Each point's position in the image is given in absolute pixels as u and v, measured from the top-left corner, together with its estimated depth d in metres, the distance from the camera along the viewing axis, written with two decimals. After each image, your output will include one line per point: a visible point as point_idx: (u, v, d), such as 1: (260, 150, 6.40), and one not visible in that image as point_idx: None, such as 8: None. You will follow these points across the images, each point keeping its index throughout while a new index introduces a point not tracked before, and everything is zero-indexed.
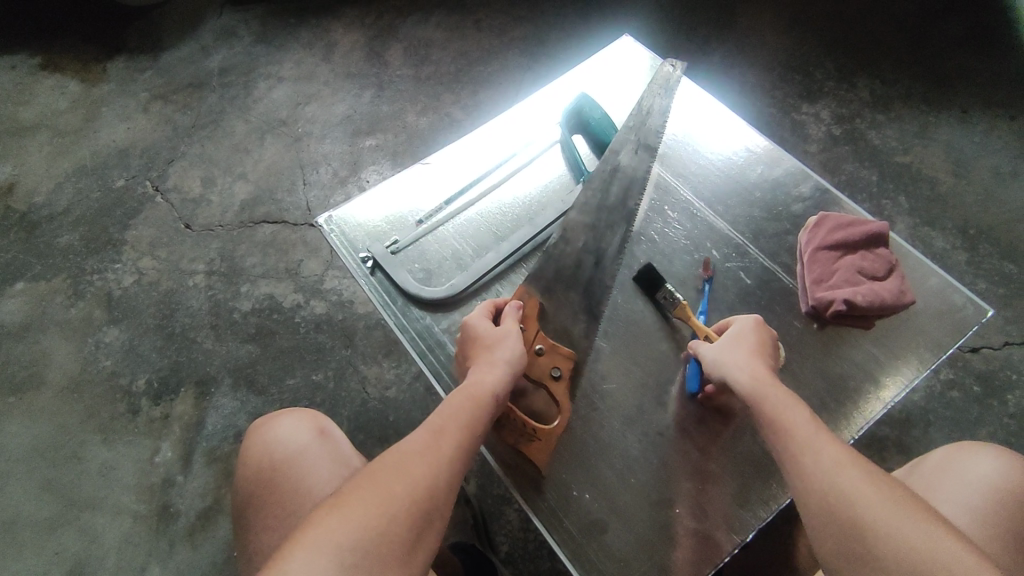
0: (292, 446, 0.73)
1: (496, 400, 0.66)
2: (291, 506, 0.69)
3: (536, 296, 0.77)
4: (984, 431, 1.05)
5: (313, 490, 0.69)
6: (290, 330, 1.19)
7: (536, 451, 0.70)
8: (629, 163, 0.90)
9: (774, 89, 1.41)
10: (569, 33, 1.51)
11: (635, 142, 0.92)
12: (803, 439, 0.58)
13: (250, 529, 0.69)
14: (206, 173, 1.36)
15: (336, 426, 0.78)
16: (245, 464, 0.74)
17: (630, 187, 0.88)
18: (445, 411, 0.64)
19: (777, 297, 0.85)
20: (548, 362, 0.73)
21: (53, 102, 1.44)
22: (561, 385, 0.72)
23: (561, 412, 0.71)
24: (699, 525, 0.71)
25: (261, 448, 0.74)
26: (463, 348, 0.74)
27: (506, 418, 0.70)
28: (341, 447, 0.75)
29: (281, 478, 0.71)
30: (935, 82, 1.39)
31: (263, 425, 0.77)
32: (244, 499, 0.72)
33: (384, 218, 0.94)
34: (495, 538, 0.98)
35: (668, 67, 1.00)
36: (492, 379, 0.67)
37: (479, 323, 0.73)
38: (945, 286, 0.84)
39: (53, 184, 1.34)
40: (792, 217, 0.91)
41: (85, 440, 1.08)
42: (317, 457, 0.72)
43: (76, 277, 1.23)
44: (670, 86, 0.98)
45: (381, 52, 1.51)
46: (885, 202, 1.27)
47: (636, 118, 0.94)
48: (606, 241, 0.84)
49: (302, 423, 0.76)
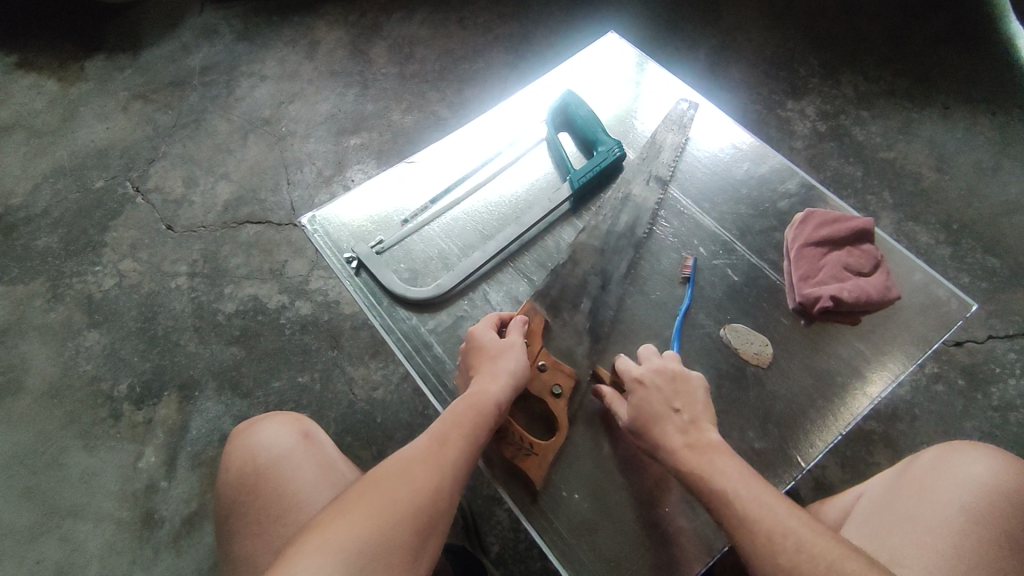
0: (276, 450, 0.72)
1: (498, 408, 0.66)
2: (275, 511, 0.67)
3: (542, 312, 0.79)
4: (968, 424, 1.06)
5: (298, 495, 0.68)
6: (275, 331, 1.17)
7: (533, 466, 0.71)
8: (641, 194, 0.90)
9: (759, 85, 1.42)
10: (555, 30, 1.50)
11: (647, 174, 0.92)
12: (725, 484, 0.58)
13: (233, 536, 0.68)
14: (188, 173, 1.34)
15: (321, 430, 0.77)
16: (227, 470, 0.72)
17: (639, 217, 0.88)
18: (448, 417, 0.64)
19: (764, 294, 0.85)
20: (550, 379, 0.74)
21: (30, 102, 1.42)
22: (562, 403, 0.74)
23: (560, 429, 0.73)
24: (690, 524, 0.70)
25: (244, 453, 0.72)
26: (465, 357, 0.74)
27: (506, 431, 0.72)
28: (327, 452, 0.74)
29: (265, 482, 0.69)
30: (917, 78, 1.40)
31: (245, 430, 0.76)
32: (227, 504, 0.70)
33: (368, 217, 0.93)
34: (485, 538, 0.98)
35: (682, 105, 0.99)
36: (495, 388, 0.67)
37: (481, 333, 0.74)
38: (929, 281, 0.84)
39: (30, 186, 1.31)
40: (778, 213, 0.91)
41: (65, 446, 1.06)
42: (301, 461, 0.71)
43: (54, 279, 1.21)
44: (684, 123, 0.97)
45: (365, 50, 1.50)
46: (870, 197, 1.28)
47: (648, 150, 0.94)
48: (612, 265, 0.84)
49: (286, 427, 0.74)
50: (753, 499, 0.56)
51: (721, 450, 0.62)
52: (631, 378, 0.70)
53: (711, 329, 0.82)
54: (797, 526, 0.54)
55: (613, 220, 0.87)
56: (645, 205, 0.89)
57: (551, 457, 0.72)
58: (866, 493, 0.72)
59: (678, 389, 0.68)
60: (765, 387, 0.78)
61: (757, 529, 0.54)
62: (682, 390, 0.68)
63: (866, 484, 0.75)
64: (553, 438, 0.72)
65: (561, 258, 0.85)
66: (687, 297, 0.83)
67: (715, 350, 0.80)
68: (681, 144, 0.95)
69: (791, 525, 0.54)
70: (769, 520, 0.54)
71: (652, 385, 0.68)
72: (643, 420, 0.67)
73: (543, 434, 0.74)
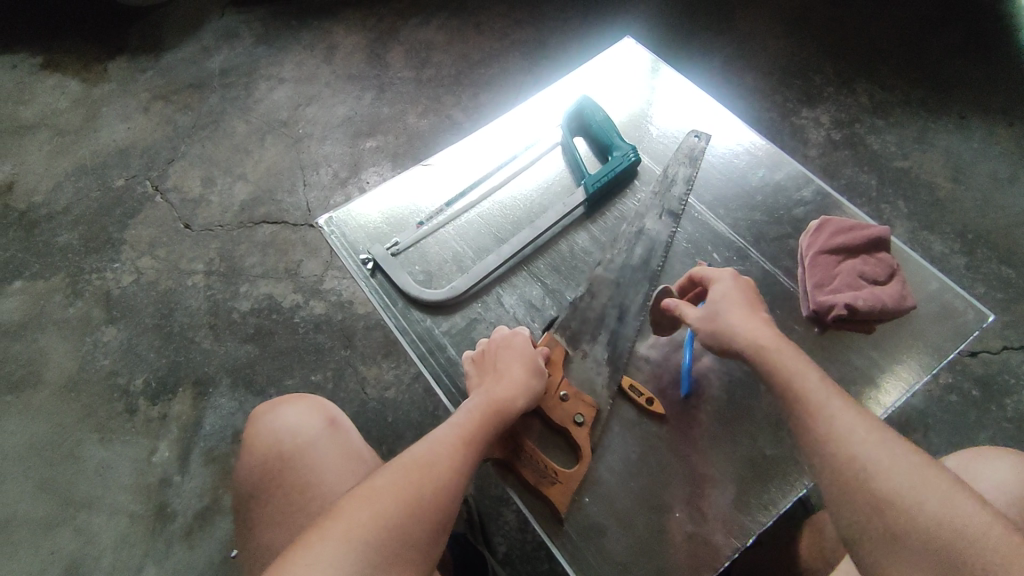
0: (301, 437, 0.72)
1: (513, 415, 0.67)
2: (300, 500, 0.68)
3: (562, 343, 0.78)
4: (982, 435, 1.05)
5: (325, 485, 0.69)
6: (289, 330, 1.18)
7: (556, 494, 0.70)
8: (654, 228, 0.88)
9: (773, 93, 1.42)
10: (570, 37, 1.51)
11: (660, 209, 0.89)
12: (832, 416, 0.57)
13: (256, 521, 0.69)
14: (206, 173, 1.36)
15: (345, 417, 0.78)
16: (250, 453, 0.73)
17: (655, 247, 0.86)
18: (471, 416, 0.65)
19: (778, 302, 0.85)
20: (571, 408, 0.74)
21: (54, 102, 1.44)
22: (583, 432, 0.73)
23: (582, 459, 0.72)
24: (699, 530, 0.70)
25: (267, 438, 0.73)
26: (483, 358, 0.75)
27: (528, 459, 0.72)
28: (352, 439, 0.74)
29: (290, 469, 0.70)
30: (934, 88, 1.39)
31: (266, 412, 0.76)
32: (249, 490, 0.71)
33: (385, 219, 0.94)
34: (493, 539, 0.98)
35: (693, 138, 0.95)
36: (515, 396, 0.68)
37: (515, 338, 0.75)
38: (944, 291, 0.84)
39: (52, 183, 1.34)
40: (793, 221, 0.91)
41: (82, 439, 1.08)
42: (326, 449, 0.72)
43: (74, 276, 1.23)
44: (696, 156, 0.94)
45: (382, 54, 1.51)
46: (884, 206, 1.28)
47: (660, 185, 0.91)
48: (629, 299, 0.82)
49: (311, 412, 0.75)
50: (836, 405, 0.57)
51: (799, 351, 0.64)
52: (726, 273, 0.73)
53: None
54: (879, 433, 0.55)
55: (628, 253, 0.86)
56: (661, 232, 0.88)
57: (574, 486, 0.71)
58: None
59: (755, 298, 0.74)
60: None
61: (863, 453, 0.53)
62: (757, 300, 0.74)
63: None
64: (576, 467, 0.72)
65: (580, 289, 0.84)
66: None
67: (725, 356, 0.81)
68: (693, 178, 0.92)
69: (895, 454, 0.53)
70: (875, 455, 0.53)
71: (744, 283, 0.72)
72: (734, 300, 0.69)
73: (566, 461, 0.74)
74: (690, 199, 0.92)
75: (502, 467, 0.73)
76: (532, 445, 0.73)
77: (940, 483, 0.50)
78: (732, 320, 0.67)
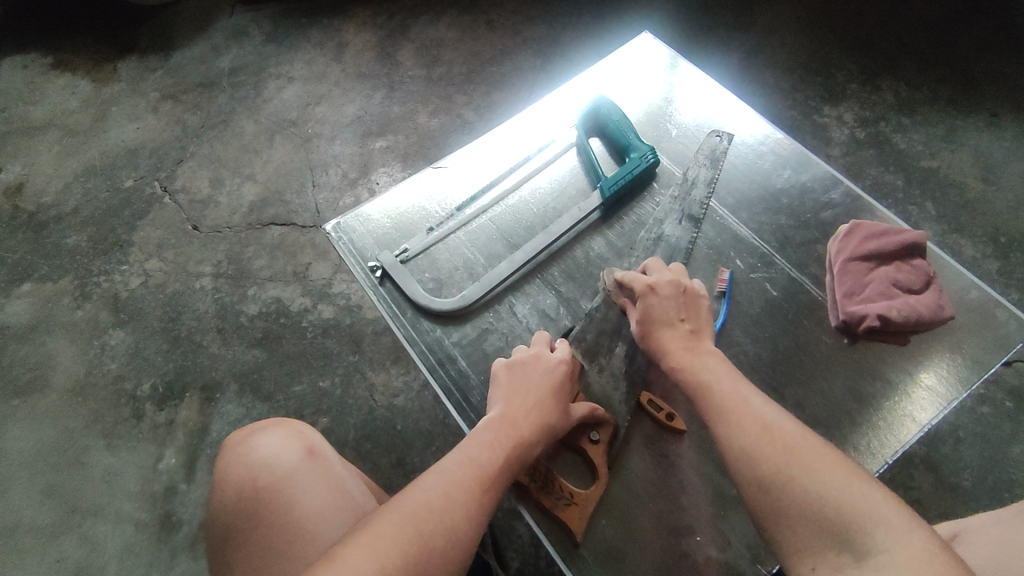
0: (278, 470, 0.66)
1: (530, 449, 0.63)
2: (277, 543, 0.61)
3: (579, 357, 0.75)
4: (1017, 449, 1.00)
5: (304, 524, 0.62)
6: (297, 334, 1.16)
7: (574, 517, 0.68)
8: (673, 234, 0.84)
9: (794, 91, 1.37)
10: (585, 33, 1.48)
11: (679, 212, 0.86)
12: (731, 415, 0.55)
13: (230, 566, 0.62)
14: (215, 174, 1.34)
15: (326, 443, 0.72)
16: (223, 491, 0.67)
17: (674, 256, 0.82)
18: (488, 452, 0.60)
19: (805, 311, 0.81)
20: (587, 426, 0.72)
21: (63, 102, 1.43)
22: (600, 450, 0.70)
23: (599, 478, 0.69)
24: (722, 554, 0.67)
25: (241, 473, 0.67)
26: (501, 380, 0.69)
27: (545, 481, 0.69)
28: (334, 469, 0.68)
29: (265, 507, 0.64)
30: (962, 84, 1.34)
31: (241, 444, 0.71)
32: (223, 531, 0.65)
33: (393, 225, 0.91)
34: (504, 554, 0.95)
35: (714, 138, 0.92)
36: (534, 430, 0.64)
37: (554, 370, 0.69)
38: (984, 300, 0.79)
39: (61, 184, 1.32)
40: (821, 225, 0.87)
41: (89, 445, 1.06)
42: (305, 483, 0.66)
43: (82, 278, 1.22)
44: (716, 157, 0.90)
45: (393, 52, 1.48)
46: (912, 208, 1.23)
47: (679, 188, 0.88)
48: None
49: (287, 442, 0.69)
50: (737, 400, 0.56)
51: (722, 361, 0.62)
52: (645, 282, 0.70)
53: (748, 348, 0.78)
54: (761, 419, 0.54)
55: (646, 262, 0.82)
56: (680, 238, 0.84)
57: (592, 507, 0.69)
58: (964, 532, 0.63)
59: (687, 302, 0.68)
60: (804, 408, 0.75)
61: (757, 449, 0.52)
62: (692, 304, 0.68)
63: (971, 519, 0.64)
64: (593, 487, 0.69)
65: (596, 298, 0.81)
66: (721, 312, 0.80)
67: (751, 369, 0.77)
68: (715, 180, 0.89)
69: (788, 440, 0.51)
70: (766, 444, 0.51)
71: (668, 294, 0.68)
72: (653, 316, 0.67)
73: (583, 481, 0.71)
74: (712, 202, 0.89)
75: (516, 488, 0.70)
76: (549, 465, 0.70)
77: (822, 457, 0.49)
78: (649, 338, 0.67)
